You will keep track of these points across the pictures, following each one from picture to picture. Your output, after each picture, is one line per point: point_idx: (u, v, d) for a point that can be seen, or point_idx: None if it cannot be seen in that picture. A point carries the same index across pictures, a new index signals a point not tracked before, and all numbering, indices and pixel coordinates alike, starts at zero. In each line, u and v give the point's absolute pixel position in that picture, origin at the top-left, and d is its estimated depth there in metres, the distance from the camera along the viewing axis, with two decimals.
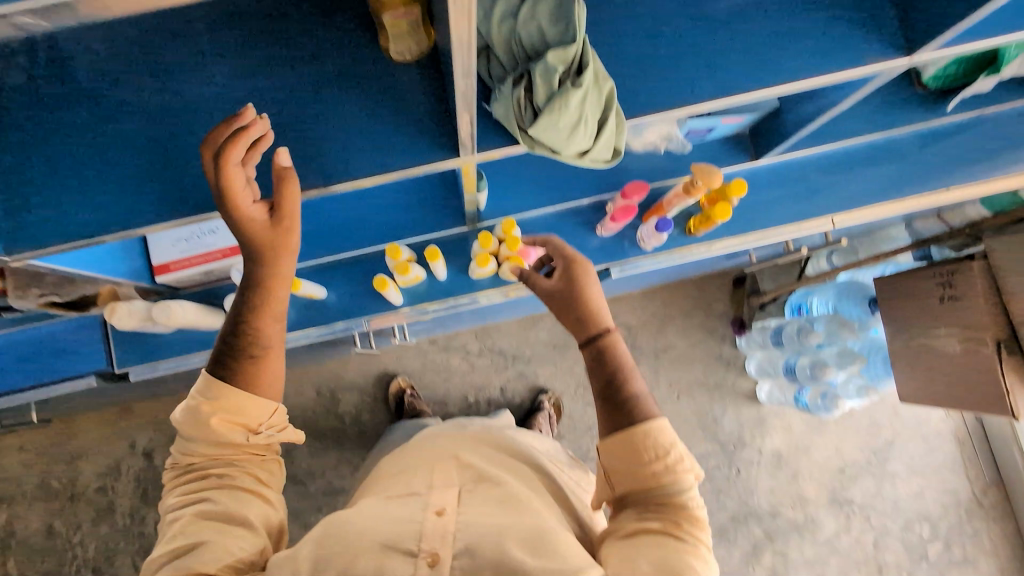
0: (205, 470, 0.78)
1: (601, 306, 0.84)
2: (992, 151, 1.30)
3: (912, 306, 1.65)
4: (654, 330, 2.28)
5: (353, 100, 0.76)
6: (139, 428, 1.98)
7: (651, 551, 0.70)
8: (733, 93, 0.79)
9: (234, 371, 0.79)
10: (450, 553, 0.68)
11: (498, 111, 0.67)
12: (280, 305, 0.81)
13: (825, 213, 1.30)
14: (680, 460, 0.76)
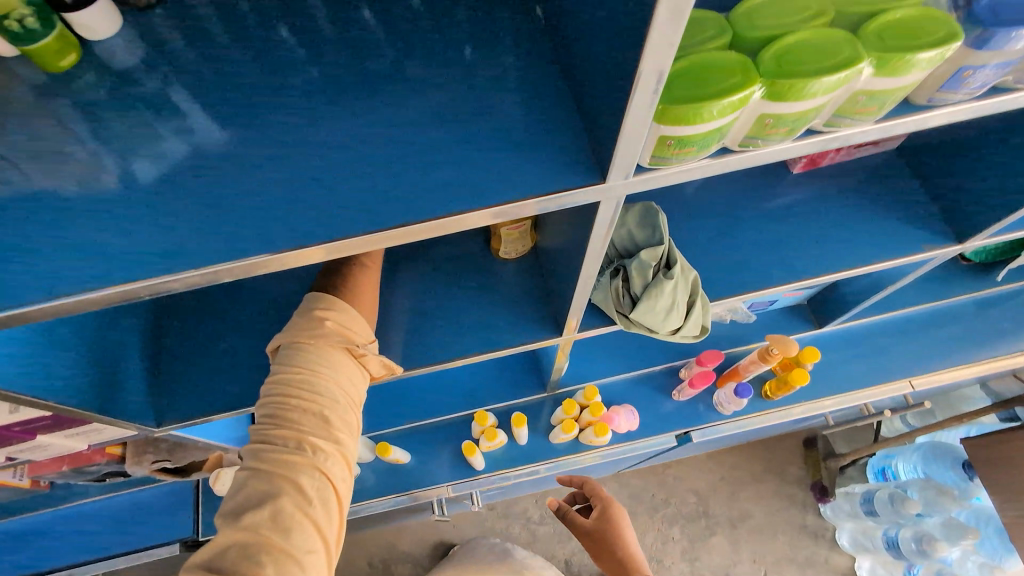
0: (300, 429, 0.71)
1: (635, 551, 0.94)
2: None
3: (1016, 472, 1.53)
4: (726, 497, 2.11)
5: (472, 298, 0.93)
6: None
7: None
8: (801, 278, 0.90)
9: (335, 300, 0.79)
10: None
11: (598, 296, 0.87)
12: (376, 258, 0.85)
13: (901, 376, 1.31)
14: None
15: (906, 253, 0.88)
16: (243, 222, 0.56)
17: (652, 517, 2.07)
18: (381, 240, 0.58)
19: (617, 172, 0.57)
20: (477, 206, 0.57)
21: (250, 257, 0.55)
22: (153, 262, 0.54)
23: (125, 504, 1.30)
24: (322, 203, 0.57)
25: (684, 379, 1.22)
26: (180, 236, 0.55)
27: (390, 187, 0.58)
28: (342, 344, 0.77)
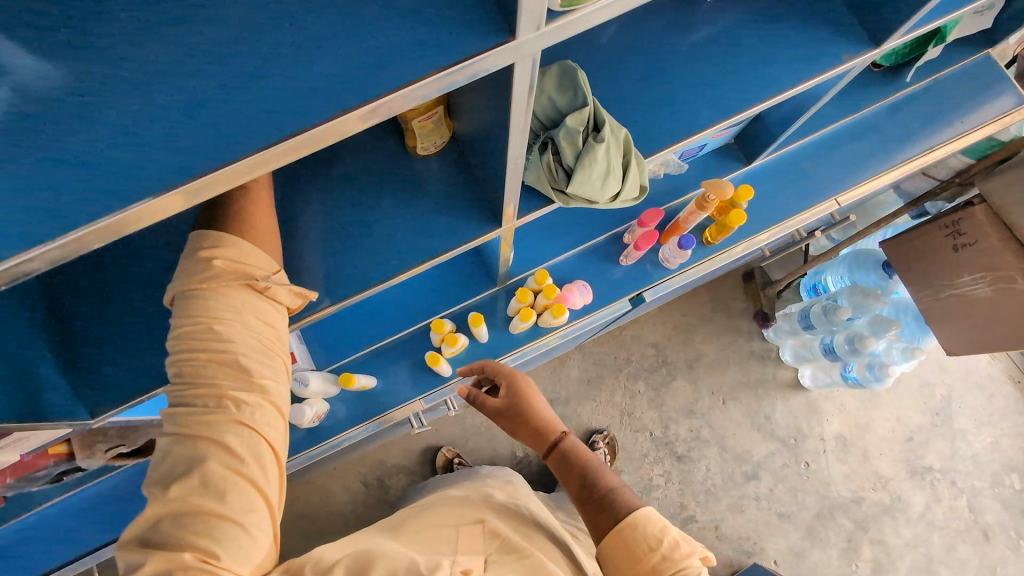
0: (217, 386, 0.66)
1: (549, 415, 0.99)
2: (962, 107, 1.38)
3: (930, 262, 1.68)
4: (681, 343, 2.25)
5: (397, 206, 0.85)
6: None
7: None
8: (730, 115, 0.87)
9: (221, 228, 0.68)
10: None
11: (532, 178, 0.82)
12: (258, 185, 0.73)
13: (829, 196, 1.37)
14: (675, 544, 0.80)
15: (828, 66, 0.84)
16: (110, 175, 0.48)
17: (617, 376, 2.21)
18: (278, 158, 0.51)
19: (527, 24, 0.49)
20: (379, 96, 0.50)
21: (125, 210, 0.48)
22: (16, 239, 0.46)
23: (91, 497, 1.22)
24: (197, 132, 0.49)
25: (629, 244, 1.22)
26: (37, 201, 0.47)
27: (271, 96, 0.49)
28: (242, 286, 0.68)
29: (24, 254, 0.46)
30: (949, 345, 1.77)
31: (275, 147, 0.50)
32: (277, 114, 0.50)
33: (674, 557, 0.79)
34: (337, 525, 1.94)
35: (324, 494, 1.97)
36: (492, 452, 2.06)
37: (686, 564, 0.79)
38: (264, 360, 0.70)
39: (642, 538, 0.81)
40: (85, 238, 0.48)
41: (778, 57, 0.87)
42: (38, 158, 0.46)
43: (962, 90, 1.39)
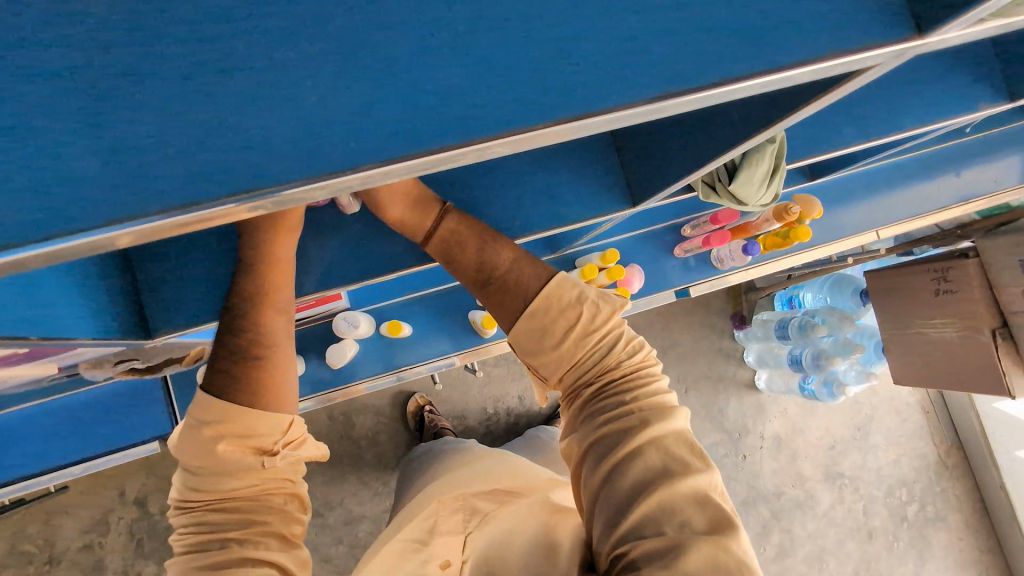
0: (220, 533, 0.61)
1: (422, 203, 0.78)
2: (977, 160, 1.57)
3: (909, 299, 1.83)
4: (659, 328, 2.32)
5: (538, 168, 0.86)
6: (128, 474, 1.74)
7: (598, 445, 0.64)
8: (869, 137, 0.86)
9: (234, 388, 0.68)
10: (458, 558, 0.83)
11: None
12: (279, 287, 0.75)
13: (869, 227, 1.52)
14: (593, 311, 0.70)
15: (968, 113, 0.85)
16: (362, 104, 0.37)
17: None
18: (580, 131, 0.41)
19: (955, 26, 0.39)
20: (732, 79, 0.40)
21: (332, 173, 0.36)
22: (260, 164, 0.35)
23: (55, 407, 1.01)
24: (481, 77, 0.38)
25: (692, 237, 1.21)
26: (297, 120, 0.36)
27: (599, 52, 0.39)
28: (243, 461, 0.64)
29: (236, 200, 0.35)
30: (897, 373, 1.98)
31: (589, 120, 0.39)
32: (602, 77, 0.39)
33: (601, 338, 0.70)
34: None
35: None
36: (464, 405, 2.03)
37: (610, 330, 0.71)
38: (269, 502, 0.66)
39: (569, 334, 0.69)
40: (344, 182, 0.37)
41: (922, 95, 0.86)
42: (312, 67, 0.36)
43: (977, 153, 1.58)
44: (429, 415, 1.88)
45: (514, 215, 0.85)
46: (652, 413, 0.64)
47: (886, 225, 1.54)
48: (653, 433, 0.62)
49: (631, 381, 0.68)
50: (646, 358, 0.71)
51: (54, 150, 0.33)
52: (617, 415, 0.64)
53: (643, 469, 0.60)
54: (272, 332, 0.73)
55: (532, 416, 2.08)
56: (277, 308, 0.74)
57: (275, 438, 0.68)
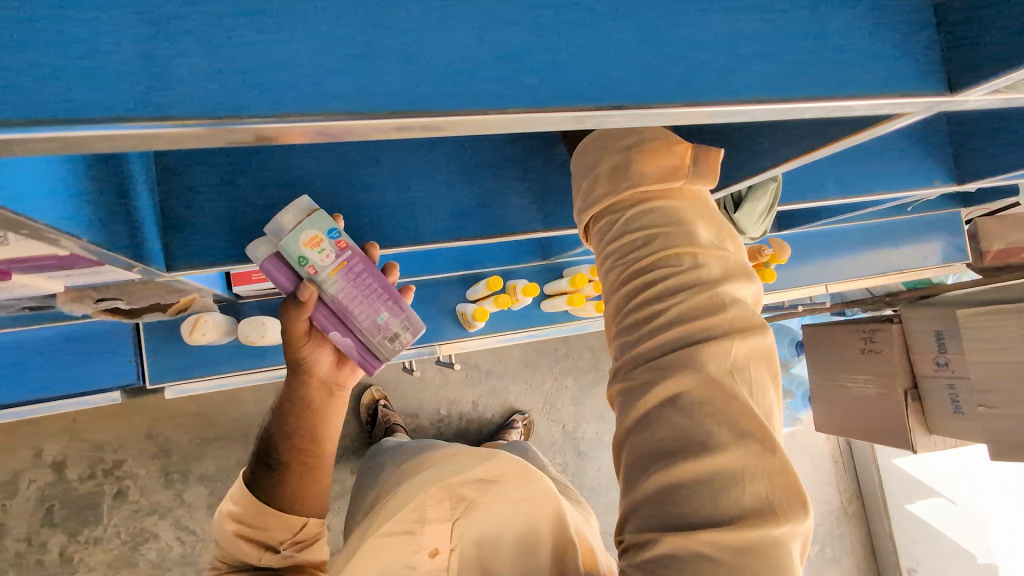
0: None
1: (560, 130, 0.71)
2: (907, 238, 1.79)
3: (837, 356, 2.03)
4: None
5: None
6: (50, 435, 1.69)
7: (629, 381, 0.56)
8: (845, 196, 0.98)
9: (260, 492, 0.74)
10: (447, 546, 0.88)
11: None
12: (310, 418, 0.79)
13: (822, 280, 1.69)
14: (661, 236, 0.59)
15: (928, 186, 0.98)
16: (514, 58, 0.43)
17: (553, 367, 2.25)
18: (680, 119, 0.47)
19: (978, 90, 0.46)
20: (809, 98, 0.46)
21: (482, 110, 0.42)
22: (424, 88, 0.41)
23: (11, 345, 0.94)
24: (610, 54, 0.44)
25: None
26: (456, 62, 0.42)
27: (700, 55, 0.45)
28: (255, 544, 0.72)
29: (395, 118, 0.41)
30: (818, 422, 2.16)
31: (691, 109, 0.45)
32: (702, 77, 0.45)
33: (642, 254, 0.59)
34: (236, 434, 1.84)
35: (233, 398, 1.85)
36: (417, 404, 2.02)
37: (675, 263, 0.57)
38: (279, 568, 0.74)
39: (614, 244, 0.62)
40: (491, 120, 0.43)
41: (893, 166, 0.99)
42: (475, 21, 0.42)
43: (909, 232, 1.80)
44: (383, 410, 1.86)
45: (542, 207, 0.85)
46: (685, 364, 0.52)
47: (835, 282, 1.72)
48: (672, 388, 0.52)
49: (661, 314, 0.56)
50: (706, 274, 0.57)
51: (247, 43, 0.39)
52: (637, 359, 0.56)
53: (654, 440, 0.52)
54: (297, 460, 0.77)
55: (482, 423, 2.10)
56: (303, 434, 0.78)
57: (282, 537, 0.74)
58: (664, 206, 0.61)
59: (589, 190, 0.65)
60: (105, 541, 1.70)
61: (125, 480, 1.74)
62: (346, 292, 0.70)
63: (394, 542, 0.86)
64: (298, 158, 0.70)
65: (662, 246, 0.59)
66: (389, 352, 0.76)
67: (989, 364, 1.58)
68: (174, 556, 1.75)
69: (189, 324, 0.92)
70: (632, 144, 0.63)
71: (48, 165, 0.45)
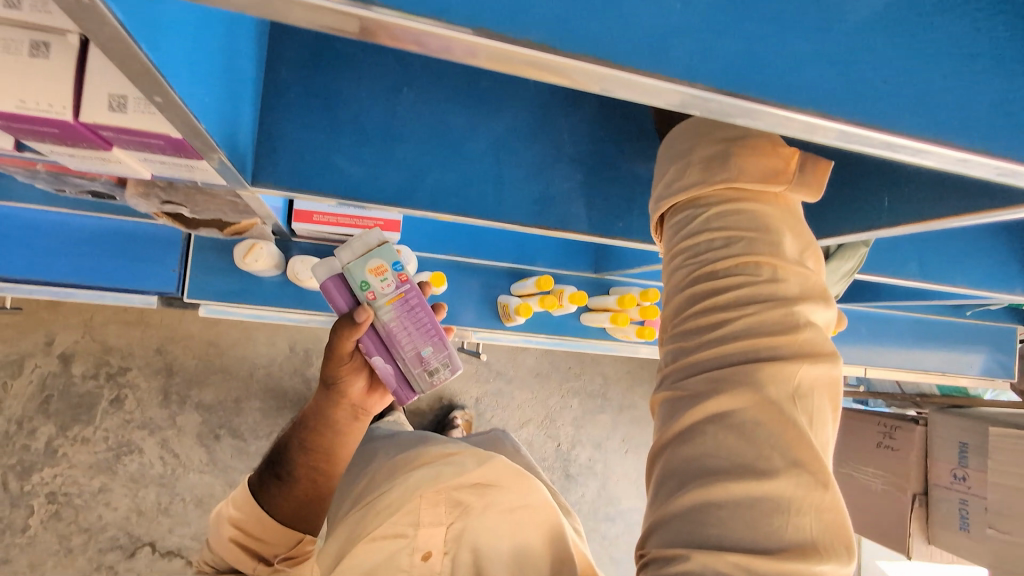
0: None
1: None
2: (956, 343, 1.73)
3: (850, 443, 1.97)
4: (626, 386, 2.32)
5: None
6: (66, 326, 1.71)
7: (680, 385, 0.51)
8: (924, 280, 0.95)
9: (263, 499, 0.78)
10: (440, 550, 0.82)
11: None
12: (327, 437, 0.78)
13: (860, 363, 1.63)
14: (745, 241, 0.53)
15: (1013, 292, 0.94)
16: (707, 30, 0.39)
17: (562, 383, 2.22)
18: (854, 142, 0.42)
19: None
20: (985, 152, 0.43)
21: (663, 75, 0.38)
22: (609, 37, 0.37)
23: (66, 226, 0.94)
24: (804, 54, 0.40)
25: None
26: (647, 18, 0.38)
27: (892, 77, 0.41)
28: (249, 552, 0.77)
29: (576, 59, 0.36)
30: None
31: (871, 133, 0.41)
32: (887, 102, 0.42)
33: (714, 254, 0.53)
34: (240, 371, 1.84)
35: (246, 336, 1.84)
36: None
37: (755, 272, 0.51)
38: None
39: (685, 240, 0.56)
40: (668, 93, 0.39)
41: (981, 263, 0.95)
42: None
43: (959, 337, 1.74)
44: None
45: (625, 213, 0.81)
46: (745, 380, 0.47)
47: (874, 366, 1.65)
48: (724, 403, 0.47)
49: (726, 324, 0.50)
50: (785, 288, 0.51)
51: None
52: (690, 368, 0.51)
53: (692, 454, 0.47)
54: (302, 476, 0.78)
55: (480, 421, 2.08)
56: (321, 451, 0.78)
57: (276, 551, 0.79)
58: (753, 207, 0.55)
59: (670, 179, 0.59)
60: (92, 443, 1.71)
61: (125, 388, 1.74)
62: (397, 321, 0.75)
63: (385, 545, 0.81)
64: (401, 109, 0.68)
65: (741, 250, 0.53)
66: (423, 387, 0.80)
67: (1010, 489, 1.52)
68: (153, 474, 1.75)
69: (245, 246, 0.92)
70: (733, 133, 0.57)
71: (197, 39, 0.44)
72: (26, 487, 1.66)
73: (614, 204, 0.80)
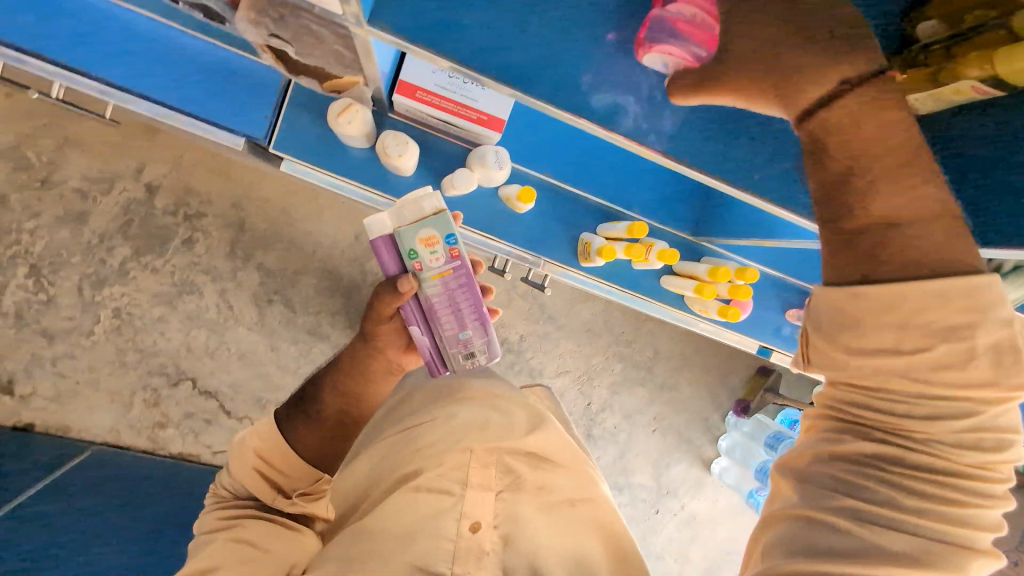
0: (244, 512, 0.84)
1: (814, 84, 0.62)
2: None
3: None
4: (672, 366, 2.23)
5: None
6: (159, 159, 1.76)
7: (871, 514, 0.63)
8: None
9: (289, 433, 0.85)
10: (487, 523, 0.88)
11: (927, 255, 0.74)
12: (355, 382, 0.86)
13: None
14: (976, 433, 0.63)
15: None
16: None
17: (609, 345, 2.15)
18: None
19: None
20: None
21: None
22: None
23: (178, 48, 0.94)
24: None
25: None
26: None
27: None
28: (268, 485, 0.84)
29: None
30: None
31: None
32: None
33: (950, 445, 0.63)
34: (305, 245, 1.87)
35: (317, 213, 1.86)
36: None
37: (954, 452, 0.63)
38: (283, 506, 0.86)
39: (922, 419, 0.64)
40: None
41: None
42: None
43: None
44: None
45: (762, 164, 0.72)
46: (916, 534, 0.62)
47: None
48: (896, 543, 0.62)
49: (942, 503, 0.62)
50: (971, 471, 0.63)
51: None
52: (897, 527, 0.62)
53: (836, 547, 0.63)
54: (331, 411, 0.86)
55: (518, 358, 2.06)
56: (353, 394, 0.87)
57: (296, 486, 0.86)
58: (987, 406, 0.63)
59: (875, 333, 0.64)
60: (160, 273, 1.80)
61: (198, 231, 1.80)
62: (438, 296, 0.84)
63: (431, 499, 0.91)
64: None
65: (977, 449, 0.63)
66: (456, 369, 0.90)
67: None
68: (207, 318, 1.84)
69: (344, 106, 0.88)
70: (964, 319, 0.62)
71: None
72: (97, 297, 1.77)
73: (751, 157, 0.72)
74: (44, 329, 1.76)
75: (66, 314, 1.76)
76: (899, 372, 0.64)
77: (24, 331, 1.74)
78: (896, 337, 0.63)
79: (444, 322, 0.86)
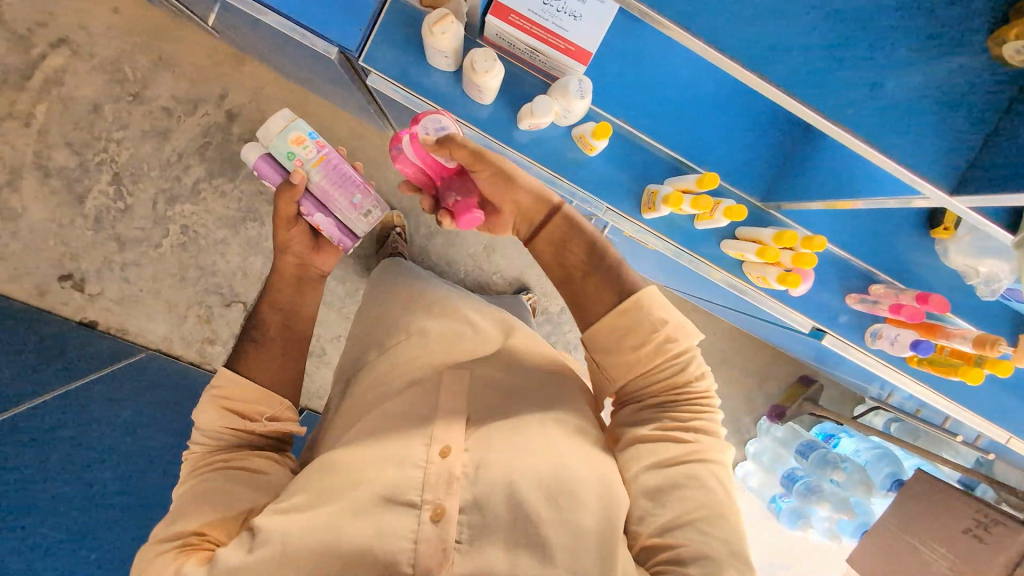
0: (211, 459, 0.90)
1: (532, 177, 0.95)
2: None
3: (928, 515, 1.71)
4: (710, 362, 2.19)
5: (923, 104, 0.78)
6: (242, 87, 1.84)
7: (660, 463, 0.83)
8: None
9: (241, 362, 0.96)
10: (457, 453, 0.83)
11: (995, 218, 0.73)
12: (287, 295, 1.05)
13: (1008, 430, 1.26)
14: (670, 342, 0.87)
15: None
16: None
17: None
18: None
19: None
20: None
21: None
22: None
23: None
24: None
25: (881, 300, 1.18)
26: None
27: None
28: (230, 426, 0.91)
29: None
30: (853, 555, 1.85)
31: None
32: None
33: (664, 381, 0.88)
34: None
35: (382, 159, 1.91)
36: (516, 274, 2.02)
37: (675, 365, 0.88)
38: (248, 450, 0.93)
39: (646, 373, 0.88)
40: None
41: None
42: None
43: None
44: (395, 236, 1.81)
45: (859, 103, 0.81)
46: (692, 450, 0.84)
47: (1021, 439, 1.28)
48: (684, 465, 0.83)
49: (683, 421, 0.86)
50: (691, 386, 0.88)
51: None
52: (672, 429, 0.85)
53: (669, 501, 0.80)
54: (273, 331, 1.00)
55: (555, 330, 2.07)
56: (288, 304, 1.05)
57: (261, 413, 0.94)
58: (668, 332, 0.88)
59: (625, 339, 0.86)
60: (228, 197, 1.89)
61: None
62: (324, 179, 1.17)
63: (401, 426, 0.88)
64: None
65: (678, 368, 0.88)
66: (361, 227, 1.24)
67: None
68: (264, 246, 1.92)
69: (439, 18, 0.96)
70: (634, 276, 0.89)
71: None
72: (169, 212, 1.87)
73: (841, 84, 0.80)
74: (117, 235, 1.86)
75: (139, 224, 1.86)
76: (653, 352, 0.86)
77: (99, 235, 1.85)
78: (635, 332, 0.86)
79: (334, 198, 1.19)
